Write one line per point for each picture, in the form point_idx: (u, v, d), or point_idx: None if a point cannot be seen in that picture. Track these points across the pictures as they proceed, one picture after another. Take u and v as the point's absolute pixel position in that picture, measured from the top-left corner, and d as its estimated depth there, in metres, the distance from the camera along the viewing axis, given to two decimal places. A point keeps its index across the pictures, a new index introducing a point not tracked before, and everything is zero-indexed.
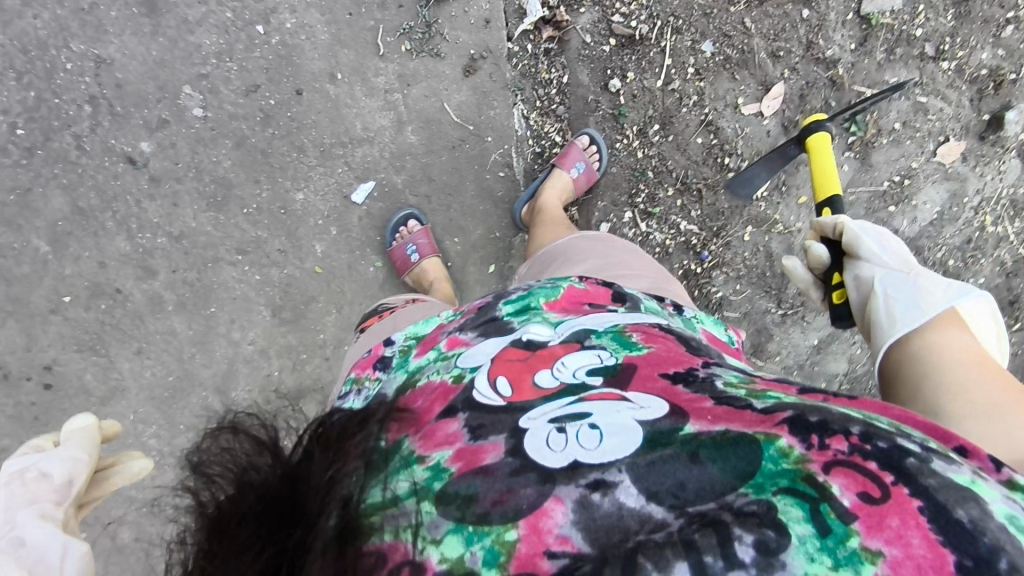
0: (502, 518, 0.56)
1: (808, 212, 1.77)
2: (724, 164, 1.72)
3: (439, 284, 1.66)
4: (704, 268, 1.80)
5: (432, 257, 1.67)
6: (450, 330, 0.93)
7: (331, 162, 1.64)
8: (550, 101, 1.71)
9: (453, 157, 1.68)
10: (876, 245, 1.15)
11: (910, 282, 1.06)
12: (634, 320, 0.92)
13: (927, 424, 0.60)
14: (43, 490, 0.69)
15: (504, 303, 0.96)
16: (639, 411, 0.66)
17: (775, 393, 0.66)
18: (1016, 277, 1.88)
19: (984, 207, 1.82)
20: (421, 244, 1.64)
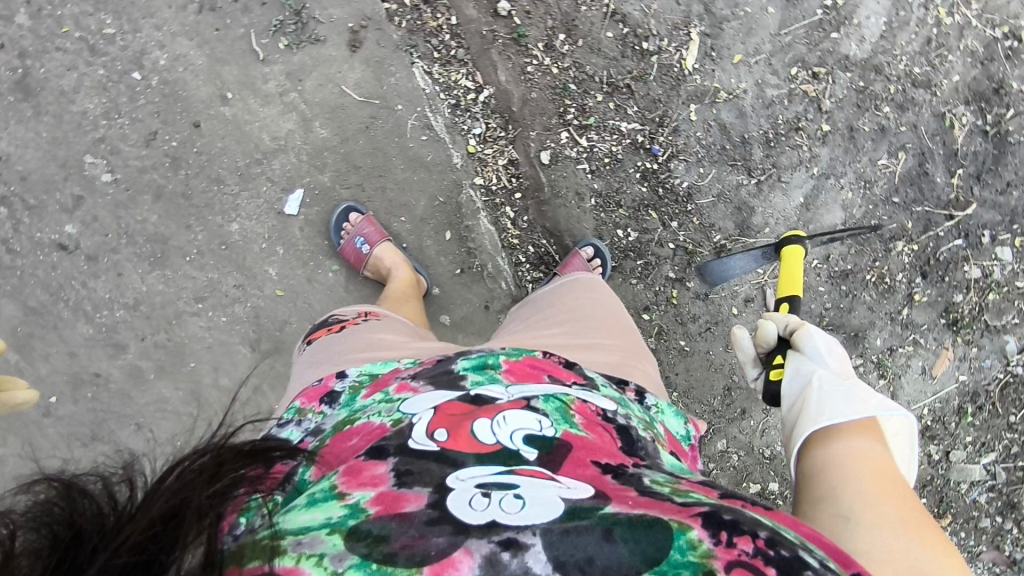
0: (407, 562, 0.56)
1: (747, 68, 1.68)
2: (644, 51, 1.65)
3: (399, 268, 1.60)
4: (661, 162, 1.72)
5: (384, 244, 1.61)
6: (404, 376, 0.96)
7: (252, 183, 1.60)
8: (447, 48, 1.63)
9: (370, 136, 1.62)
10: (821, 347, 1.24)
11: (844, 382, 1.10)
12: (584, 396, 0.91)
13: (831, 544, 0.64)
14: None
15: (465, 359, 0.98)
16: (566, 487, 0.67)
17: (697, 494, 0.69)
18: (997, 64, 1.78)
19: (932, 2, 1.74)
20: (368, 234, 1.59)
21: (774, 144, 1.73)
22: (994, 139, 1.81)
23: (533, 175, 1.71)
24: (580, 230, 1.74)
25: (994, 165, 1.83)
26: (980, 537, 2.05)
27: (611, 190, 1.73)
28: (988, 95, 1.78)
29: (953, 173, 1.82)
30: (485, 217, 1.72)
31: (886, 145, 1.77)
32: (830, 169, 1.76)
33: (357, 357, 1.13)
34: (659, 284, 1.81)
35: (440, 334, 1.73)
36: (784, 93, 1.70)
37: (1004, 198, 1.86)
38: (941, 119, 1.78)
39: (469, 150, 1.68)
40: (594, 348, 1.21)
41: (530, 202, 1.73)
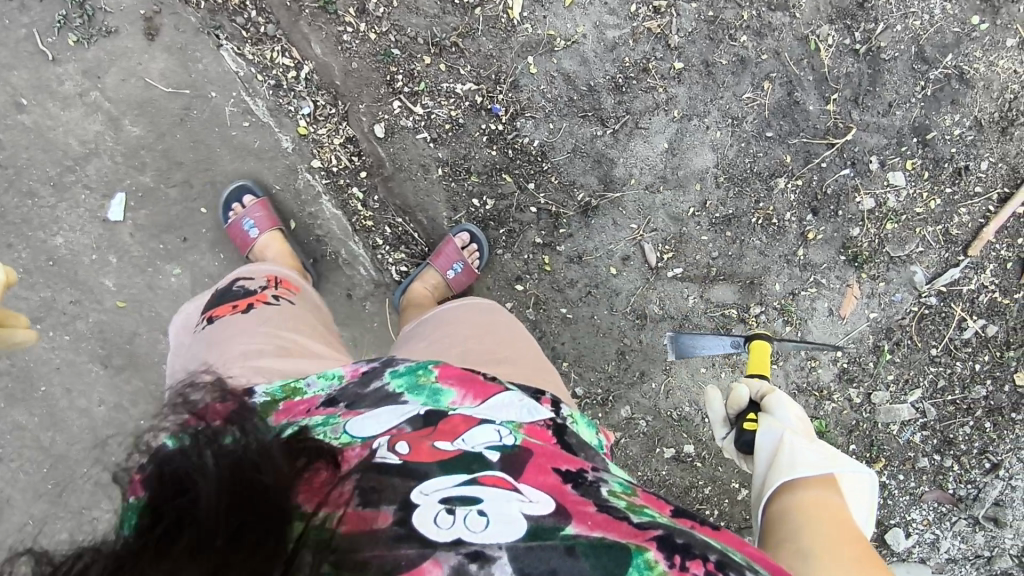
0: (379, 569, 0.55)
1: (582, 10, 1.58)
2: (466, 4, 1.54)
3: (280, 255, 1.55)
4: (505, 121, 1.61)
5: (273, 229, 1.56)
6: (333, 399, 0.82)
7: (69, 193, 1.53)
8: (255, 25, 1.52)
9: (189, 129, 1.53)
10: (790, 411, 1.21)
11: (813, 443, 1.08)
12: (534, 406, 0.87)
13: (770, 562, 0.69)
14: None
15: (392, 373, 0.86)
16: (528, 501, 0.65)
17: (652, 510, 0.69)
18: None
19: None
20: (257, 218, 1.53)
21: (626, 89, 1.62)
22: (865, 57, 1.69)
23: (373, 151, 1.61)
24: (430, 204, 1.65)
25: (871, 86, 1.71)
26: (920, 477, 1.84)
27: (458, 158, 1.62)
28: (854, 11, 1.67)
29: (827, 99, 1.70)
30: (330, 202, 1.63)
31: (748, 78, 1.66)
32: (690, 110, 1.65)
33: (255, 358, 0.95)
34: (527, 252, 1.70)
35: None
36: (627, 33, 1.60)
37: (888, 120, 1.73)
38: (804, 43, 1.66)
39: (300, 132, 1.58)
40: (504, 361, 1.09)
41: (376, 180, 1.63)
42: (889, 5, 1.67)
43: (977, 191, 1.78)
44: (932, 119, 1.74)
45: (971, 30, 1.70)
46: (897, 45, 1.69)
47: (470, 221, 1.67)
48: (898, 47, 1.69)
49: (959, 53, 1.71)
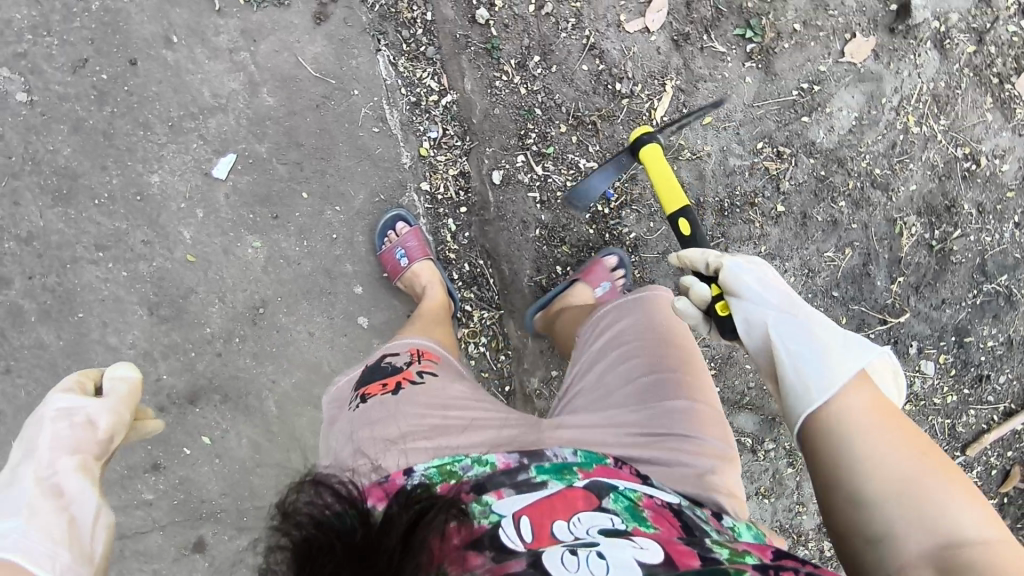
0: None
1: (713, 133, 1.63)
2: (617, 92, 1.58)
3: (429, 291, 1.58)
4: (612, 207, 1.67)
5: (424, 262, 1.59)
6: (482, 481, 0.81)
7: (183, 137, 1.51)
8: (417, 42, 1.56)
9: (319, 117, 1.54)
10: (754, 284, 1.01)
11: (806, 329, 0.93)
12: (652, 492, 0.84)
13: None
14: (90, 441, 0.89)
15: (537, 469, 0.83)
16: (640, 551, 0.66)
17: (751, 552, 0.70)
18: (954, 182, 1.77)
19: (905, 107, 1.68)
20: (410, 247, 1.58)
21: (728, 214, 1.69)
22: (937, 254, 1.81)
23: (482, 193, 1.64)
24: (518, 259, 1.67)
25: (933, 280, 1.83)
26: None
27: (557, 225, 1.66)
28: (940, 211, 1.78)
29: (893, 279, 1.81)
30: (425, 226, 1.66)
31: (834, 238, 1.75)
32: (777, 250, 1.73)
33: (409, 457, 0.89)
34: None
35: (356, 335, 1.69)
36: (746, 165, 1.66)
37: (937, 314, 1.86)
38: (891, 224, 1.77)
39: (421, 153, 1.61)
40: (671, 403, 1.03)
41: (474, 219, 1.67)
42: (970, 215, 1.79)
43: (988, 398, 1.93)
44: (974, 325, 1.88)
45: None
46: (966, 252, 1.82)
47: (547, 286, 1.70)
48: (967, 254, 1.83)
49: (1014, 275, 1.86)
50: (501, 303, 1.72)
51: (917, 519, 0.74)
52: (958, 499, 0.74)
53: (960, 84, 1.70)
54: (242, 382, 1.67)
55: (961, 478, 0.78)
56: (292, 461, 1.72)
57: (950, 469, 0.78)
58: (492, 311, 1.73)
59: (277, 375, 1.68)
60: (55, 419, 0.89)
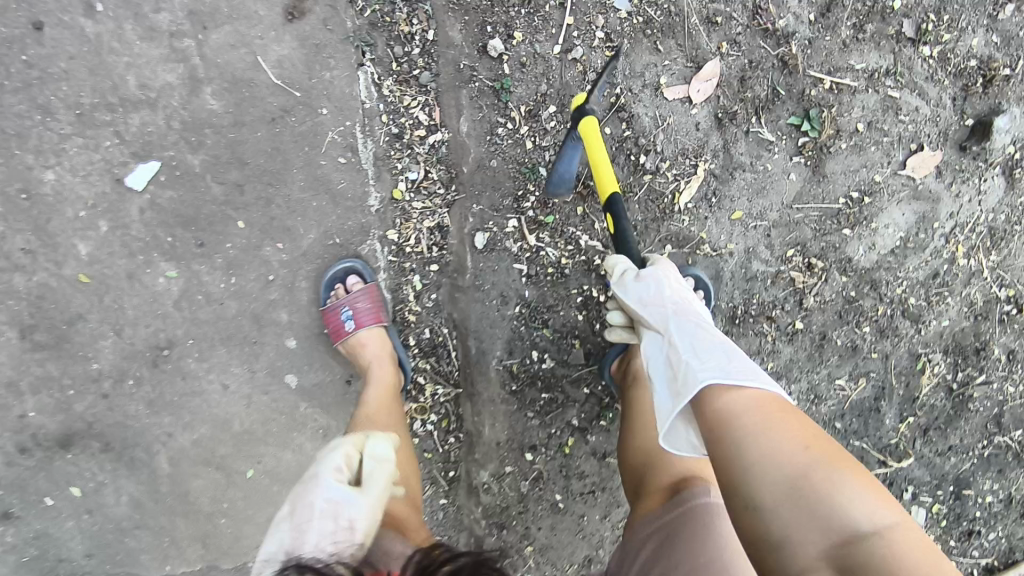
0: None
1: (741, 230, 1.37)
2: (638, 164, 1.31)
3: (369, 390, 1.27)
4: (610, 295, 1.41)
5: (376, 329, 1.32)
6: None
7: (93, 131, 1.22)
8: (411, 64, 1.28)
9: (273, 134, 1.26)
10: (644, 311, 1.11)
11: (666, 356, 1.00)
12: None
13: None
14: (355, 545, 0.77)
15: None
16: None
17: None
18: (989, 323, 1.56)
19: (956, 235, 1.46)
20: (360, 309, 1.30)
21: (739, 323, 1.44)
22: (955, 398, 1.60)
23: (459, 254, 1.36)
24: (489, 336, 1.40)
25: (945, 425, 1.61)
26: None
27: (542, 304, 1.39)
28: (967, 352, 1.56)
29: (903, 418, 1.59)
30: (384, 281, 1.37)
31: (849, 365, 1.52)
32: (784, 369, 1.49)
33: None
34: (557, 429, 1.47)
35: (280, 395, 1.39)
36: (770, 272, 1.41)
37: (940, 461, 1.63)
38: (914, 360, 1.54)
39: (394, 195, 1.32)
40: None
41: (445, 280, 1.38)
42: (997, 362, 1.59)
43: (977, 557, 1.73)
44: (977, 479, 1.66)
45: None
46: (985, 401, 1.61)
47: (518, 372, 1.43)
48: (985, 402, 1.61)
49: None
50: (460, 381, 1.44)
51: (812, 518, 0.68)
52: (853, 492, 0.68)
53: (1020, 220, 1.48)
54: (127, 431, 1.36)
55: (857, 472, 0.72)
56: (175, 531, 1.41)
57: (841, 457, 0.73)
58: (449, 389, 1.44)
59: (175, 429, 1.38)
60: (322, 513, 0.80)
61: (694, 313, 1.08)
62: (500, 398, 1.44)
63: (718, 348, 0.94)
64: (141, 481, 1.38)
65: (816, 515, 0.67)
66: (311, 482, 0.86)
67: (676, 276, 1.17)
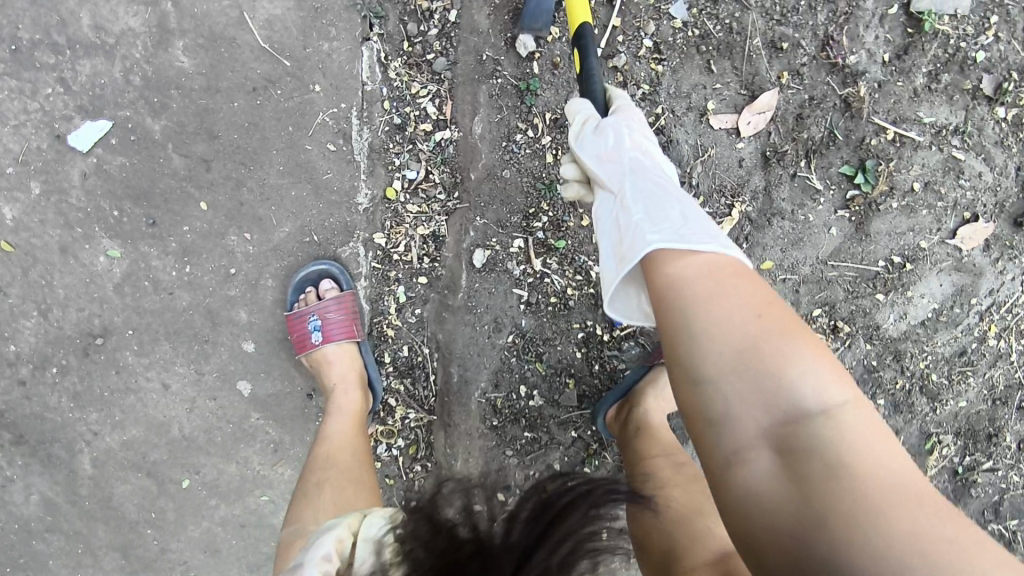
0: None
1: (769, 281, 1.22)
2: None
3: (331, 421, 1.12)
4: (616, 335, 1.25)
5: (347, 344, 1.16)
6: None
7: (34, 75, 1.04)
8: (426, 48, 1.11)
9: (253, 106, 1.08)
10: (596, 162, 0.88)
11: (613, 209, 0.80)
12: None
13: None
14: None
15: None
16: None
17: None
18: (1004, 408, 1.38)
19: (992, 314, 1.32)
20: (331, 319, 1.14)
21: None
22: (957, 483, 1.42)
23: (453, 270, 1.19)
24: (473, 364, 1.23)
25: None
26: None
27: (538, 335, 1.22)
28: (979, 437, 1.39)
29: None
30: (363, 290, 1.20)
31: None
32: None
33: None
34: (536, 471, 1.26)
35: (228, 402, 1.20)
36: None
37: None
38: (924, 439, 1.38)
39: (387, 194, 1.14)
40: None
41: (433, 296, 1.21)
42: (1008, 449, 1.40)
43: None
44: None
45: None
46: (986, 487, 1.42)
47: (502, 408, 1.24)
48: (986, 489, 1.42)
49: None
50: (435, 407, 1.26)
51: (757, 392, 0.56)
52: (808, 365, 0.56)
53: None
54: (42, 421, 1.17)
55: (813, 339, 0.60)
56: (84, 540, 1.22)
57: (800, 327, 0.61)
58: (422, 414, 1.26)
59: (102, 428, 1.19)
60: None
61: (657, 168, 0.86)
62: (478, 434, 1.24)
63: (671, 204, 0.75)
64: (55, 480, 1.20)
65: (766, 391, 0.56)
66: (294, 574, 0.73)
67: (644, 129, 0.91)
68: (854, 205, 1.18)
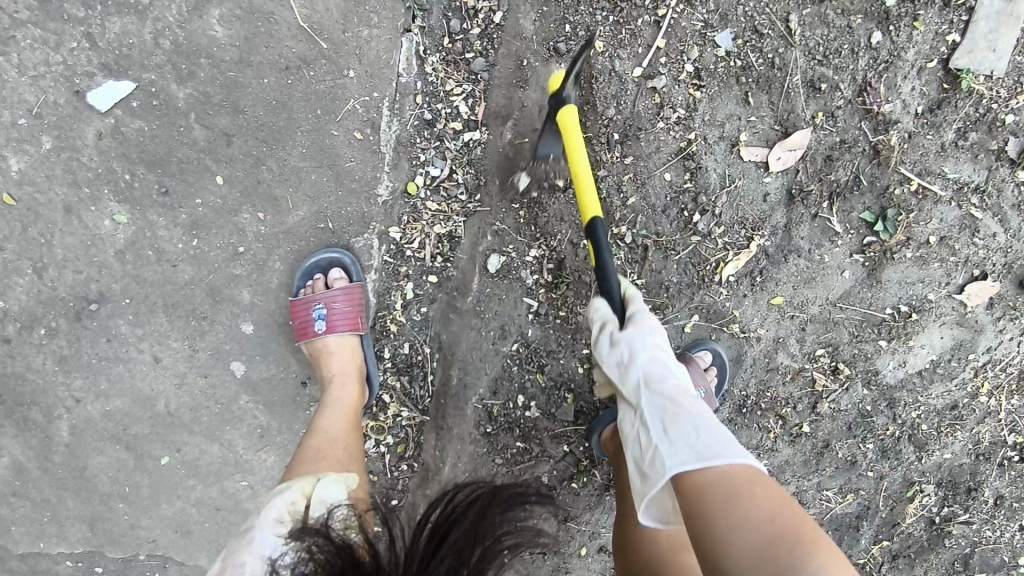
0: None
1: (776, 317, 1.23)
2: (690, 222, 1.16)
3: (326, 413, 1.08)
4: None
5: (350, 336, 1.13)
6: None
7: (60, 27, 1.01)
8: (466, 45, 1.09)
9: (283, 84, 1.05)
10: (618, 364, 0.95)
11: (636, 418, 0.88)
12: None
13: None
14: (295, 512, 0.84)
15: None
16: None
17: None
18: (988, 465, 1.40)
19: (986, 371, 1.34)
20: (336, 309, 1.11)
21: (744, 412, 1.30)
22: (933, 531, 1.43)
23: (465, 273, 1.18)
24: (475, 370, 1.21)
25: (914, 553, 1.45)
26: None
27: (543, 346, 1.21)
28: (958, 489, 1.41)
29: (877, 539, 1.44)
30: (371, 282, 1.18)
31: (842, 479, 1.38)
32: (776, 469, 1.35)
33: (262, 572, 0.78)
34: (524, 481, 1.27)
35: (220, 381, 1.17)
36: (793, 367, 1.27)
37: None
38: (906, 486, 1.40)
39: (408, 189, 1.12)
40: None
41: (441, 296, 1.19)
42: (984, 503, 1.42)
43: None
44: None
45: (1014, 566, 1.46)
46: (960, 539, 1.44)
47: (497, 415, 1.23)
48: (959, 540, 1.44)
49: None
50: (429, 408, 1.24)
51: None
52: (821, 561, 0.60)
53: None
54: (24, 381, 1.13)
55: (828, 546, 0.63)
56: (54, 508, 1.18)
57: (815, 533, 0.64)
58: (414, 413, 1.24)
59: (85, 395, 1.15)
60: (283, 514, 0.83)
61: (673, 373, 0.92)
62: (471, 438, 1.23)
63: (689, 421, 0.81)
64: (30, 445, 1.15)
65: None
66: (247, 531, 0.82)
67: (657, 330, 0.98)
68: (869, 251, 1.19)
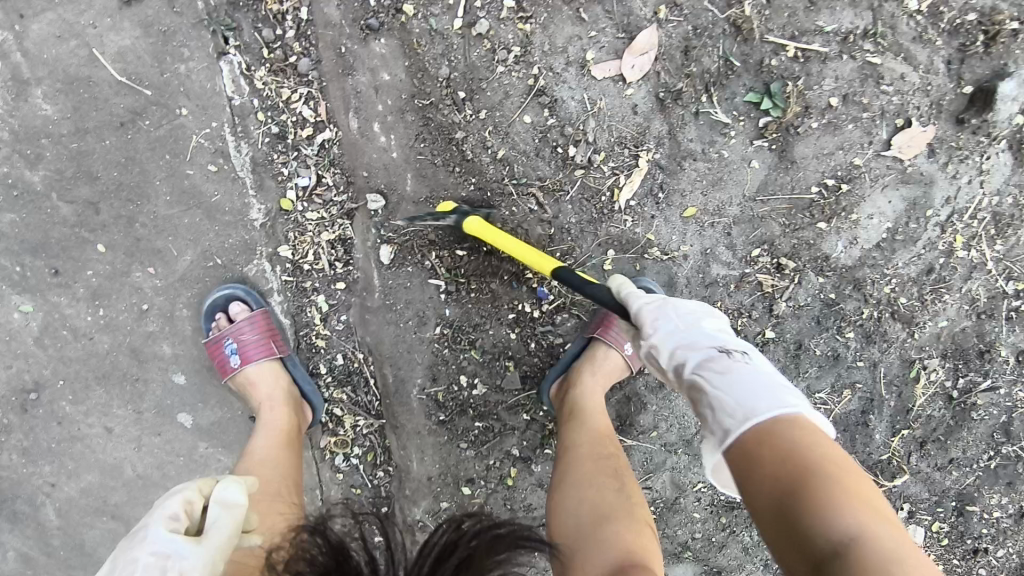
0: None
1: (697, 230, 1.16)
2: (568, 159, 1.12)
3: (258, 437, 1.07)
4: (544, 311, 1.19)
5: (268, 363, 1.14)
6: None
7: None
8: (285, 51, 1.09)
9: (124, 141, 1.09)
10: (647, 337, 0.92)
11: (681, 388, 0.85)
12: None
13: None
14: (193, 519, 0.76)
15: None
16: None
17: None
18: (995, 323, 1.24)
19: (954, 223, 1.19)
20: (245, 339, 1.12)
21: None
22: (955, 408, 1.27)
23: (365, 271, 1.17)
24: (407, 362, 1.20)
25: (944, 436, 1.28)
26: None
27: (466, 323, 1.19)
28: (969, 356, 1.25)
29: (895, 432, 1.28)
30: (279, 304, 1.17)
31: (830, 377, 1.24)
32: None
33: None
34: (496, 461, 1.24)
35: (173, 436, 1.19)
36: (734, 276, 1.18)
37: (939, 475, 1.30)
38: (907, 367, 1.25)
39: (282, 205, 1.12)
40: None
41: (354, 300, 1.17)
42: (1005, 364, 1.25)
43: None
44: (980, 492, 1.30)
45: None
46: (991, 409, 1.27)
47: (445, 401, 1.21)
48: (990, 410, 1.27)
49: None
50: (383, 411, 1.22)
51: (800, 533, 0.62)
52: (841, 496, 0.62)
53: None
54: None
55: (846, 476, 0.64)
56: None
57: (842, 468, 0.66)
58: (370, 419, 1.22)
59: (58, 479, 1.20)
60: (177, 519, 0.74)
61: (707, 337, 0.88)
62: (427, 430, 1.22)
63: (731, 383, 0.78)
64: (26, 535, 1.21)
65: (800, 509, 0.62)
66: (134, 534, 0.73)
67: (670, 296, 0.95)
68: (769, 132, 1.13)
